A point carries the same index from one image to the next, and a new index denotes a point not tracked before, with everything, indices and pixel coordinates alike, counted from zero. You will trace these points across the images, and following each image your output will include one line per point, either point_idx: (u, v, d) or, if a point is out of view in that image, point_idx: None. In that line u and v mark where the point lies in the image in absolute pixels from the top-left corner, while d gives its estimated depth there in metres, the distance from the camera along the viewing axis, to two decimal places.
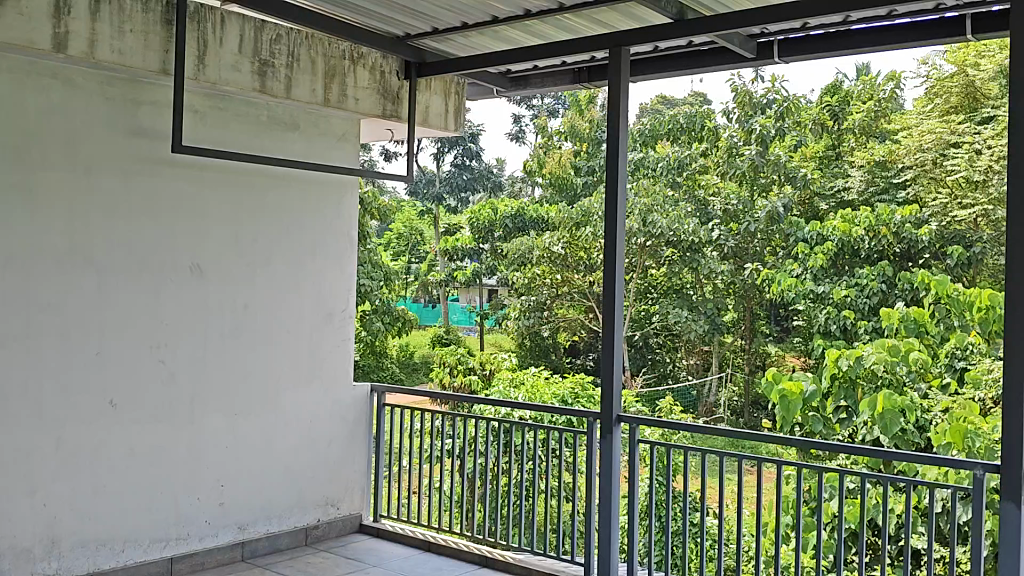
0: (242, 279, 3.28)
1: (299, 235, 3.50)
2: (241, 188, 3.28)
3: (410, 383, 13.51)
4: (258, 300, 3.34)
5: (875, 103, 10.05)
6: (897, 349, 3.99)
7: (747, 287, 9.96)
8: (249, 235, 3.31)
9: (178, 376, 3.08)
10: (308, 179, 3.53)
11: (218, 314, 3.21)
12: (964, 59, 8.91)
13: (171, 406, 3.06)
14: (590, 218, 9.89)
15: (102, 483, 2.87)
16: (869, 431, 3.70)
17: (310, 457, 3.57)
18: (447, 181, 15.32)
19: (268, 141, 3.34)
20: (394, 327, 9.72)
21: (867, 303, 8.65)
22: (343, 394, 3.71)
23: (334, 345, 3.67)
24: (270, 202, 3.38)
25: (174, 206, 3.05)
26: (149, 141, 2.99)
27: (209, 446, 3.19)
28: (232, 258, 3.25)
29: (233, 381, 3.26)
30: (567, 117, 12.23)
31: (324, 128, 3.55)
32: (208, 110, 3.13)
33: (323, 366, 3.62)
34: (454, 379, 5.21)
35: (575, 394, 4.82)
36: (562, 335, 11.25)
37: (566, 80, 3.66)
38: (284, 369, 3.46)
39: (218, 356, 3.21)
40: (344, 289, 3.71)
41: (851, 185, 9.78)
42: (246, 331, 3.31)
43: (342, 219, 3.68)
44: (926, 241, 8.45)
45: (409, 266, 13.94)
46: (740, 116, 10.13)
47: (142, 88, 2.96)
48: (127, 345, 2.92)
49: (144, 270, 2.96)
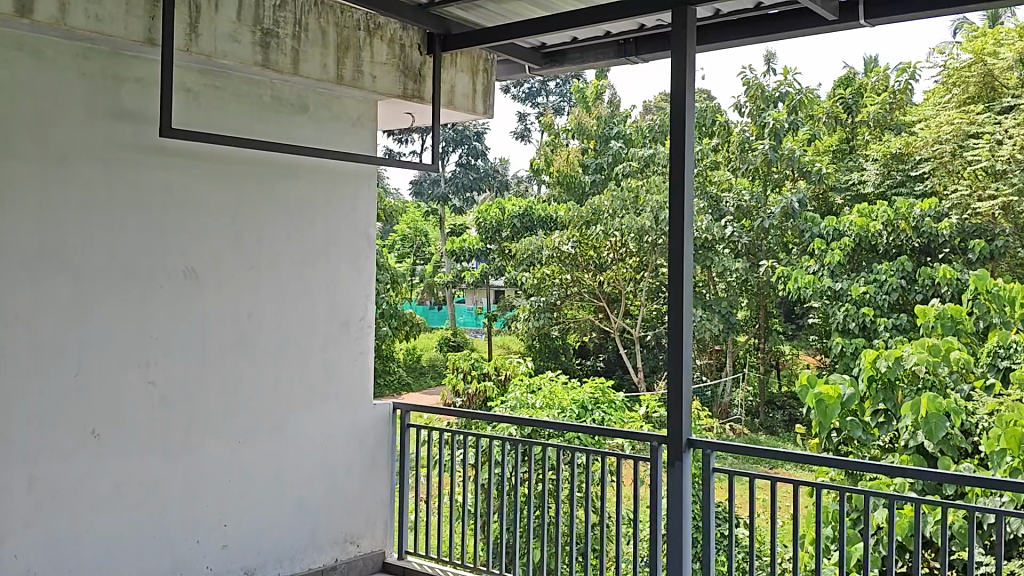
0: (244, 288, 3.07)
1: (310, 238, 3.29)
2: (245, 182, 3.07)
3: (418, 387, 13.39)
4: (263, 309, 3.13)
5: (891, 96, 9.89)
6: (938, 349, 3.78)
7: (761, 286, 9.79)
8: (253, 237, 3.10)
9: (172, 395, 2.86)
10: (318, 171, 3.32)
11: (220, 325, 2.99)
12: (982, 48, 8.85)
13: (164, 429, 2.84)
14: (600, 216, 9.68)
15: (85, 519, 2.63)
16: (912, 437, 3.50)
17: (324, 484, 3.37)
18: (453, 182, 15.23)
19: (276, 124, 3.11)
20: (402, 331, 9.53)
21: (886, 300, 8.47)
22: (359, 406, 3.50)
23: (350, 358, 3.47)
24: (277, 199, 3.17)
25: (165, 200, 2.83)
26: (134, 124, 2.75)
27: (209, 476, 2.97)
28: (233, 266, 3.03)
29: (236, 399, 3.05)
30: (574, 114, 12.10)
31: (337, 110, 3.32)
32: (207, 89, 2.88)
33: (337, 383, 3.42)
34: (467, 387, 4.96)
35: (595, 398, 4.60)
36: (573, 336, 11.08)
37: (611, 53, 3.42)
38: (293, 387, 3.25)
39: (219, 372, 2.99)
40: (360, 298, 3.50)
41: (866, 178, 9.56)
42: (252, 344, 3.10)
43: (357, 216, 3.48)
44: (947, 235, 8.21)
45: (414, 268, 13.75)
46: (753, 110, 9.89)
47: (123, 64, 2.72)
48: (113, 365, 2.69)
49: (130, 277, 2.73)
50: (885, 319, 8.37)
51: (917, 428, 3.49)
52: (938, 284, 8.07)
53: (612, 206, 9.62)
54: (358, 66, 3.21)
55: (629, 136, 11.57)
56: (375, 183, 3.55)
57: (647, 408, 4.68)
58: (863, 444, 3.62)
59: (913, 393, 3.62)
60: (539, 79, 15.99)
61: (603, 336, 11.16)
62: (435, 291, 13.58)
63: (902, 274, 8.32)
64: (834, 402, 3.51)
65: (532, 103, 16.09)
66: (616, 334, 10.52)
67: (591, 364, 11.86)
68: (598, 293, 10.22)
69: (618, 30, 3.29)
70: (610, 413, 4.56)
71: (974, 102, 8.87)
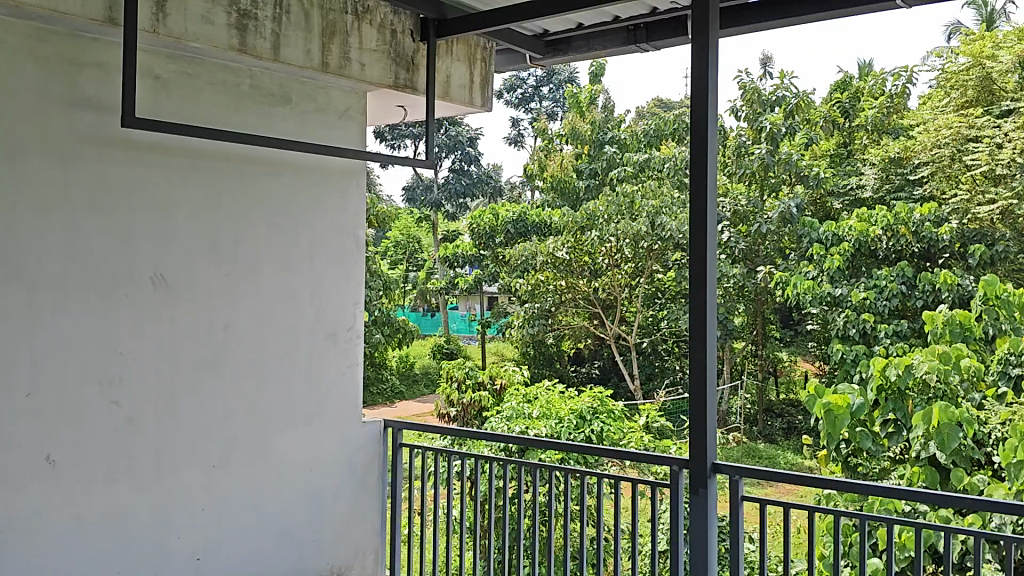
0: (221, 294, 2.65)
1: (294, 237, 2.89)
2: (222, 176, 2.65)
3: (411, 395, 13.22)
4: (242, 319, 2.71)
5: (888, 100, 9.80)
6: (947, 357, 3.68)
7: (759, 291, 9.68)
8: (231, 237, 2.68)
9: (137, 424, 2.43)
10: (302, 163, 2.92)
11: (193, 339, 2.57)
12: (981, 51, 8.75)
13: (130, 464, 2.41)
14: (595, 221, 9.49)
15: (35, 568, 2.21)
16: (924, 448, 3.38)
17: (311, 521, 2.96)
18: (446, 188, 15.14)
19: (256, 116, 2.75)
20: (395, 338, 9.37)
21: (886, 306, 8.37)
22: (350, 430, 3.10)
23: (339, 373, 3.06)
24: (258, 193, 2.77)
25: (129, 197, 2.40)
26: (93, 114, 2.32)
27: (181, 513, 2.54)
28: (209, 268, 2.61)
29: (213, 424, 2.63)
30: (568, 119, 11.96)
31: (322, 102, 2.97)
32: (178, 76, 2.51)
33: (326, 402, 3.01)
34: (462, 396, 4.81)
35: (595, 407, 4.45)
36: (567, 343, 10.95)
37: (619, 40, 3.20)
38: (277, 408, 2.83)
39: (192, 393, 2.57)
40: (349, 306, 3.10)
41: (865, 183, 9.47)
42: (230, 361, 2.68)
43: (348, 215, 3.09)
44: (947, 240, 8.14)
45: (406, 274, 13.56)
46: (749, 114, 9.81)
47: (82, 47, 2.29)
48: (68, 384, 2.27)
49: (87, 284, 2.30)
50: (886, 325, 8.28)
51: (928, 439, 3.37)
52: (938, 290, 8.02)
53: (608, 211, 9.43)
54: (344, 52, 2.86)
55: (623, 141, 11.47)
56: (364, 179, 3.15)
57: (648, 417, 4.53)
58: (874, 455, 3.53)
59: (924, 402, 3.51)
60: (532, 85, 15.93)
61: (597, 341, 11.03)
62: (428, 297, 13.42)
63: (902, 279, 8.27)
64: (841, 411, 3.44)
65: (525, 109, 16.02)
66: (611, 341, 10.37)
67: (586, 371, 11.72)
68: (594, 299, 10.09)
69: (628, 15, 3.06)
70: (609, 423, 4.43)
71: (972, 106, 8.80)
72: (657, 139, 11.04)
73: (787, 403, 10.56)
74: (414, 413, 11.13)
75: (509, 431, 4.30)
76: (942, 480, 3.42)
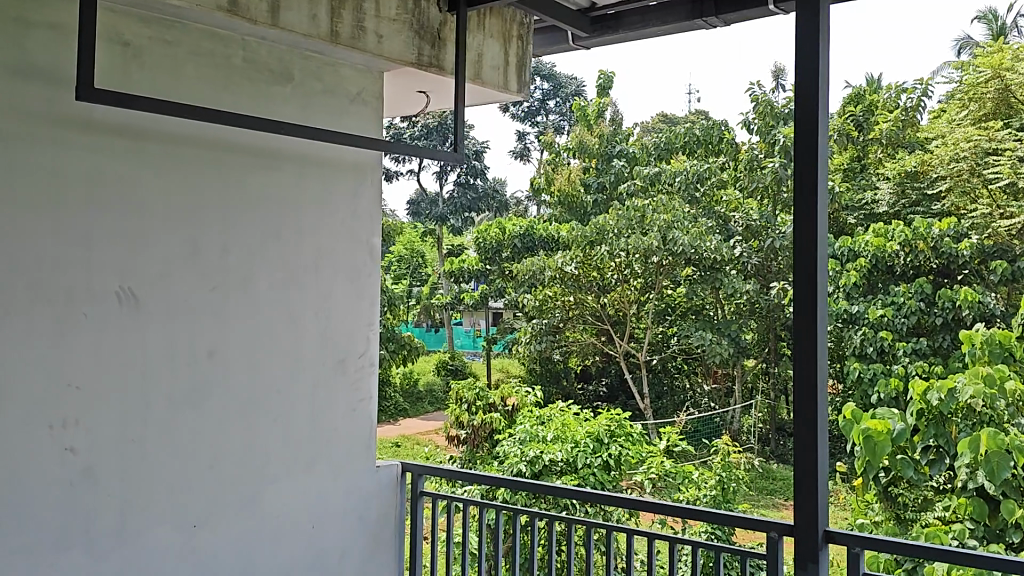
0: (204, 314, 2.38)
1: (298, 247, 2.66)
2: (207, 173, 2.40)
3: (415, 412, 13.04)
4: (227, 342, 2.45)
5: (903, 113, 9.59)
6: (992, 379, 3.39)
7: (771, 307, 9.46)
8: (216, 248, 2.42)
9: (105, 462, 2.16)
10: (301, 162, 2.67)
11: (175, 364, 2.31)
12: (1000, 63, 8.53)
13: (96, 508, 2.14)
14: (605, 236, 9.23)
15: None
16: (973, 478, 3.13)
17: (308, 564, 2.69)
18: (451, 202, 14.97)
19: (250, 95, 2.50)
20: (400, 354, 9.13)
21: (904, 324, 8.16)
22: (355, 458, 2.85)
23: (341, 401, 2.81)
24: (252, 193, 2.52)
25: (92, 195, 2.12)
26: (47, 85, 2.04)
27: (152, 562, 2.26)
28: (189, 283, 2.35)
29: (197, 458, 2.37)
30: (575, 132, 11.77)
31: (331, 82, 2.74)
32: (153, 44, 2.25)
33: (325, 434, 2.75)
34: (472, 418, 4.56)
35: (612, 430, 4.22)
36: (574, 359, 10.74)
37: (682, 14, 2.83)
38: (268, 441, 2.57)
39: (173, 426, 2.31)
40: (353, 328, 2.85)
41: (879, 197, 9.21)
42: (216, 388, 2.42)
43: (357, 220, 2.86)
44: (967, 256, 7.89)
45: (410, 289, 13.39)
46: (761, 127, 9.58)
47: (34, 5, 2.02)
48: (14, 421, 1.98)
49: (40, 301, 2.02)
50: (905, 343, 8.06)
51: (976, 468, 3.12)
52: (958, 307, 7.79)
53: (618, 225, 9.17)
54: (360, 22, 2.62)
55: (633, 155, 11.26)
56: (371, 180, 2.91)
57: (668, 440, 4.30)
58: (915, 484, 3.32)
59: (969, 428, 3.29)
60: (538, 98, 15.85)
61: (606, 359, 10.80)
62: (431, 313, 13.22)
63: (921, 297, 8.06)
64: (883, 438, 3.20)
65: (531, 122, 15.87)
66: (620, 358, 10.15)
67: (593, 389, 11.51)
68: (602, 315, 9.89)
69: None
70: (627, 447, 4.20)
71: (991, 118, 8.59)
72: (668, 152, 10.85)
73: None
74: (418, 431, 10.90)
75: (522, 457, 4.08)
76: (990, 514, 3.15)
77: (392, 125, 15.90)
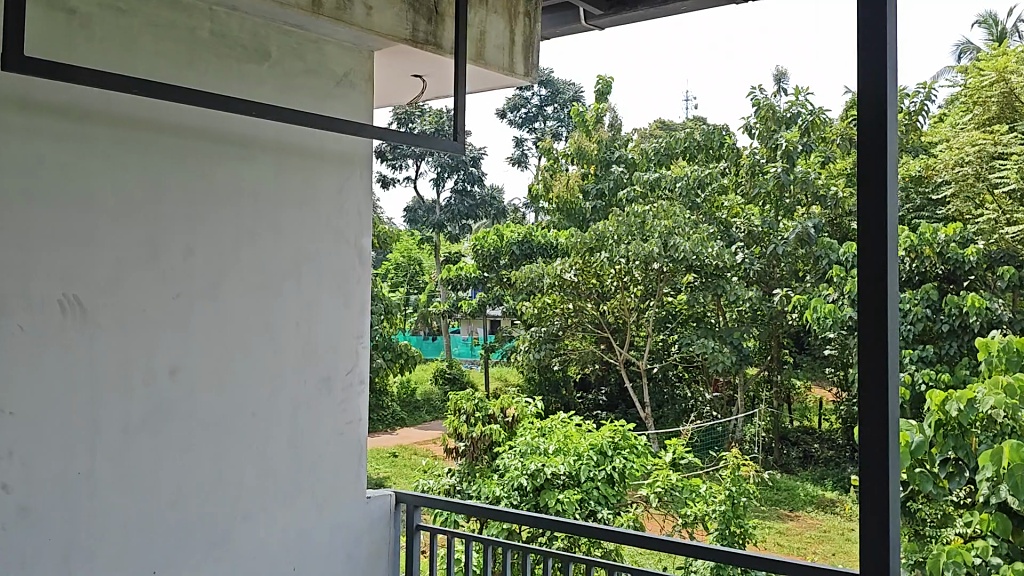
0: (164, 328, 2.10)
1: (277, 248, 2.39)
2: (169, 164, 2.12)
3: (413, 422, 12.91)
4: (193, 357, 2.16)
5: (906, 118, 9.48)
6: (1014, 388, 3.21)
7: (774, 314, 9.35)
8: (179, 251, 2.13)
9: (46, 500, 1.86)
10: (277, 154, 2.40)
11: (132, 383, 2.02)
12: (1004, 66, 8.44)
13: (35, 556, 1.84)
14: (605, 242, 9.06)
15: None
16: (994, 492, 2.98)
17: None
18: (448, 209, 14.86)
19: (217, 72, 2.27)
20: (397, 363, 8.93)
21: (911, 330, 8.05)
22: (342, 482, 2.59)
23: (324, 422, 2.53)
24: (221, 187, 2.24)
25: (27, 189, 1.84)
26: None
27: None
28: (147, 291, 2.05)
29: (159, 490, 2.08)
30: (574, 138, 11.67)
31: (313, 61, 2.53)
32: (103, 11, 2.01)
33: (307, 459, 2.47)
34: (471, 429, 4.38)
35: (615, 442, 4.07)
36: (573, 368, 10.62)
37: None
38: (242, 469, 2.28)
39: (131, 455, 2.02)
40: (337, 340, 2.58)
41: (883, 203, 9.25)
42: (180, 410, 2.13)
43: (345, 217, 2.61)
44: (973, 261, 7.73)
45: (407, 297, 13.26)
46: (762, 131, 9.49)
47: None
48: None
49: None
50: (912, 351, 7.92)
51: (999, 482, 2.97)
52: (965, 313, 7.64)
53: (618, 231, 8.99)
54: None
55: (631, 160, 11.19)
56: (356, 174, 2.65)
57: (674, 453, 4.15)
58: (935, 499, 3.23)
59: (988, 440, 3.15)
60: (536, 105, 15.93)
61: (605, 367, 10.66)
62: (429, 321, 13.08)
63: (927, 303, 7.93)
64: None
65: (529, 129, 15.96)
66: (620, 366, 10.01)
67: (593, 398, 11.38)
68: (601, 323, 9.77)
69: None
70: (631, 460, 4.05)
71: (996, 121, 8.48)
72: (668, 159, 10.75)
73: (803, 432, 10.22)
74: (415, 441, 10.74)
75: (523, 470, 3.93)
76: (1015, 531, 3.01)
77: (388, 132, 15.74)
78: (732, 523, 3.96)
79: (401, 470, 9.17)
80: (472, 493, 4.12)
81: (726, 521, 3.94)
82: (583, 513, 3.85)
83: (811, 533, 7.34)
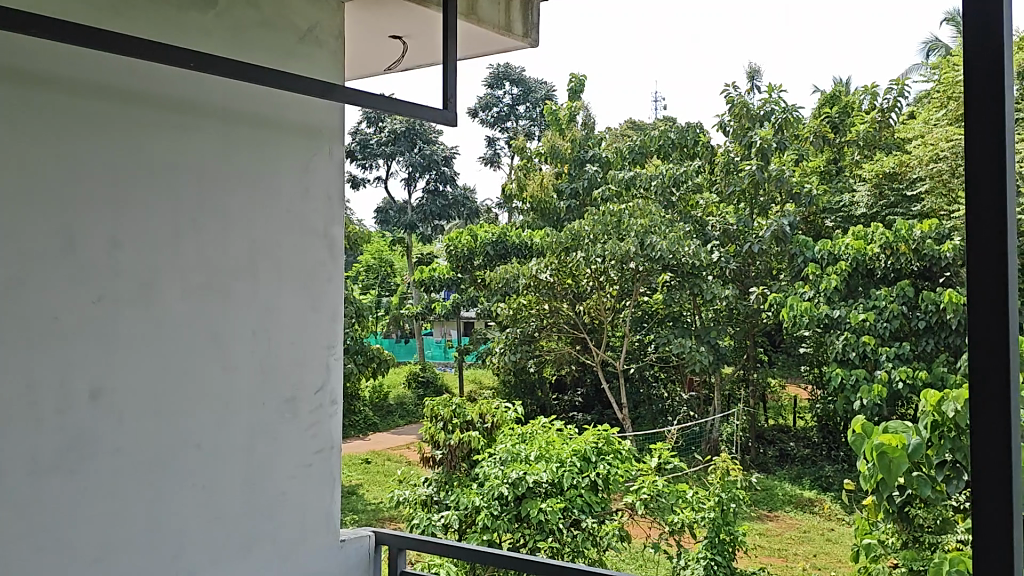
0: (78, 342, 1.64)
1: (228, 241, 1.93)
2: (82, 135, 1.66)
3: (385, 427, 12.70)
4: (116, 381, 1.70)
5: (879, 115, 9.45)
6: None
7: (750, 312, 9.25)
8: (96, 246, 1.67)
9: None
10: (223, 126, 1.94)
11: (44, 405, 1.58)
12: (978, 61, 8.39)
13: None
14: (580, 241, 8.91)
15: None
16: None
17: None
18: (420, 210, 14.93)
19: (150, 20, 1.83)
20: (369, 368, 8.69)
21: (887, 327, 7.89)
22: (309, 530, 2.11)
23: (287, 457, 2.07)
24: (154, 167, 1.78)
25: None
26: None
27: None
28: (55, 296, 1.60)
29: (74, 552, 1.63)
30: (547, 137, 11.58)
31: (274, 16, 2.13)
32: None
33: (266, 503, 2.01)
34: (449, 436, 4.20)
35: (599, 447, 3.91)
36: (549, 369, 10.50)
37: None
38: (184, 521, 1.82)
39: (31, 509, 1.56)
40: (300, 355, 2.12)
41: (856, 200, 9.05)
42: (100, 444, 1.67)
43: (309, 204, 2.15)
44: (950, 258, 7.66)
45: (379, 300, 13.06)
46: (736, 130, 9.41)
47: None
48: None
49: None
50: (888, 348, 7.82)
51: None
52: (943, 309, 7.60)
53: (594, 231, 8.85)
54: None
55: (605, 159, 11.09)
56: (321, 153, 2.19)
57: (661, 458, 3.99)
58: (932, 502, 3.06)
59: None
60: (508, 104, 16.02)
61: (582, 368, 10.57)
62: (401, 323, 12.91)
63: (902, 299, 7.83)
64: (899, 455, 2.99)
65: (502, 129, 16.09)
66: (597, 367, 9.87)
67: (569, 400, 11.23)
68: (578, 324, 9.67)
69: None
70: (616, 465, 3.90)
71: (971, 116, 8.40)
72: (643, 157, 10.61)
73: (778, 431, 10.04)
74: (389, 447, 10.53)
75: (504, 479, 3.79)
76: None
77: (358, 131, 15.58)
78: (722, 529, 3.83)
79: (375, 477, 8.95)
80: (450, 503, 3.95)
81: (715, 527, 3.80)
82: (566, 521, 3.76)
83: (791, 533, 7.11)
